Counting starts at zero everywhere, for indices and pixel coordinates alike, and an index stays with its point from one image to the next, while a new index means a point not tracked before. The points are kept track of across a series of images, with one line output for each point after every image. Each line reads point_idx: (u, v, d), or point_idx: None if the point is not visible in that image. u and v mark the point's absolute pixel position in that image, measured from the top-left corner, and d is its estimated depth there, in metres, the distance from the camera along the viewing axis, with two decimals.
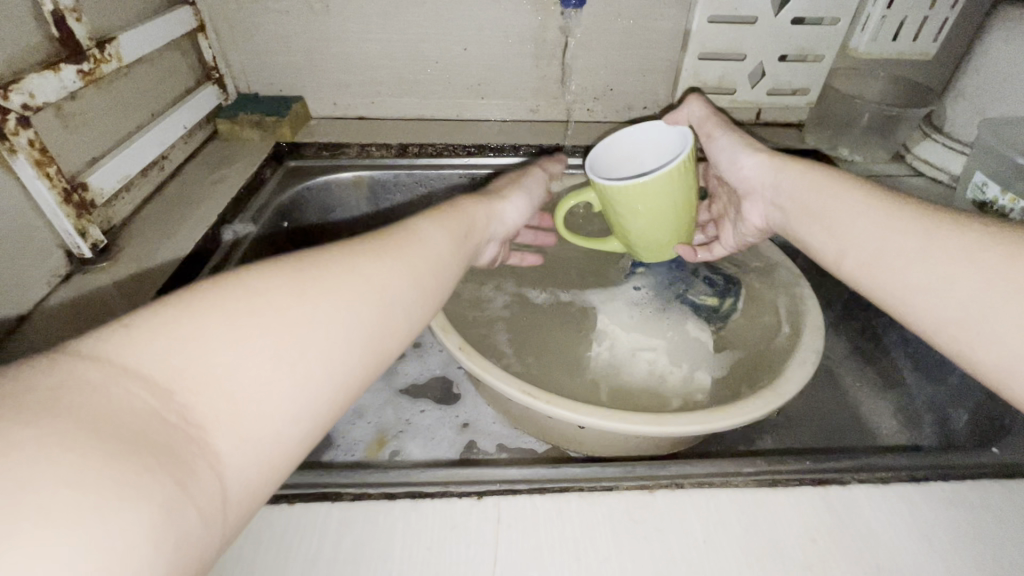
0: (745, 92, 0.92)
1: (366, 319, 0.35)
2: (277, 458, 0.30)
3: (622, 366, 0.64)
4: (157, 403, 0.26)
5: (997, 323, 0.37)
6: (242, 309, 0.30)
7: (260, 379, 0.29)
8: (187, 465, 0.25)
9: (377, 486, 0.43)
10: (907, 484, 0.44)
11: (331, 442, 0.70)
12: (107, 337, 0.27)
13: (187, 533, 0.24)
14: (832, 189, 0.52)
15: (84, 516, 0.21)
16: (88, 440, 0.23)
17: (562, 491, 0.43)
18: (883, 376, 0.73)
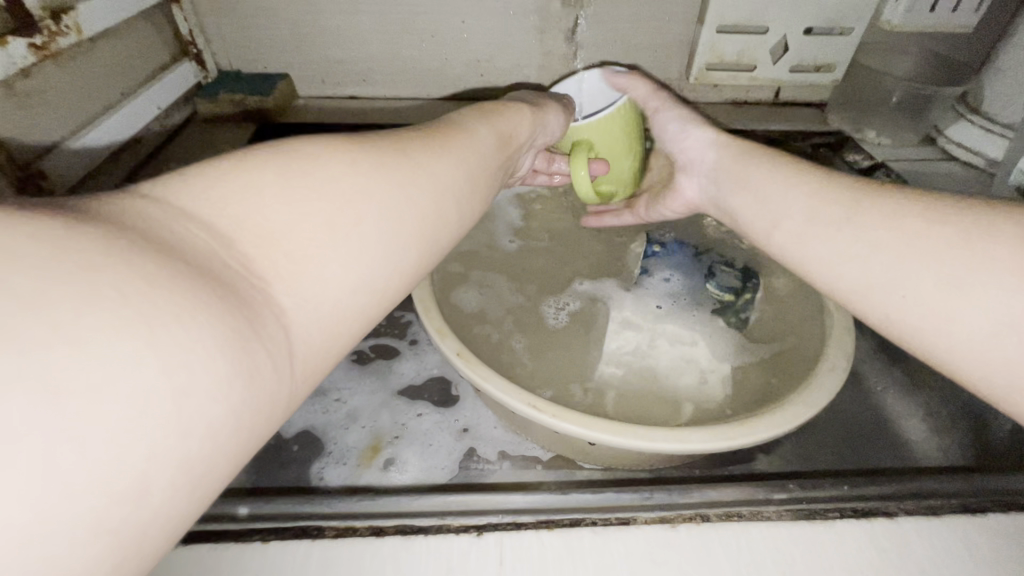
0: (766, 70, 0.85)
1: (420, 199, 0.32)
2: (340, 325, 0.28)
3: (643, 371, 0.58)
4: (216, 245, 0.24)
5: (919, 296, 0.36)
6: (295, 172, 0.28)
7: (319, 240, 0.27)
8: (252, 306, 0.24)
9: (364, 519, 0.39)
10: (960, 515, 0.39)
11: (321, 449, 0.65)
12: (161, 186, 0.25)
13: (258, 366, 0.23)
14: (767, 165, 0.50)
15: (156, 316, 0.20)
16: (157, 249, 0.22)
17: (572, 525, 0.38)
18: (913, 378, 0.67)
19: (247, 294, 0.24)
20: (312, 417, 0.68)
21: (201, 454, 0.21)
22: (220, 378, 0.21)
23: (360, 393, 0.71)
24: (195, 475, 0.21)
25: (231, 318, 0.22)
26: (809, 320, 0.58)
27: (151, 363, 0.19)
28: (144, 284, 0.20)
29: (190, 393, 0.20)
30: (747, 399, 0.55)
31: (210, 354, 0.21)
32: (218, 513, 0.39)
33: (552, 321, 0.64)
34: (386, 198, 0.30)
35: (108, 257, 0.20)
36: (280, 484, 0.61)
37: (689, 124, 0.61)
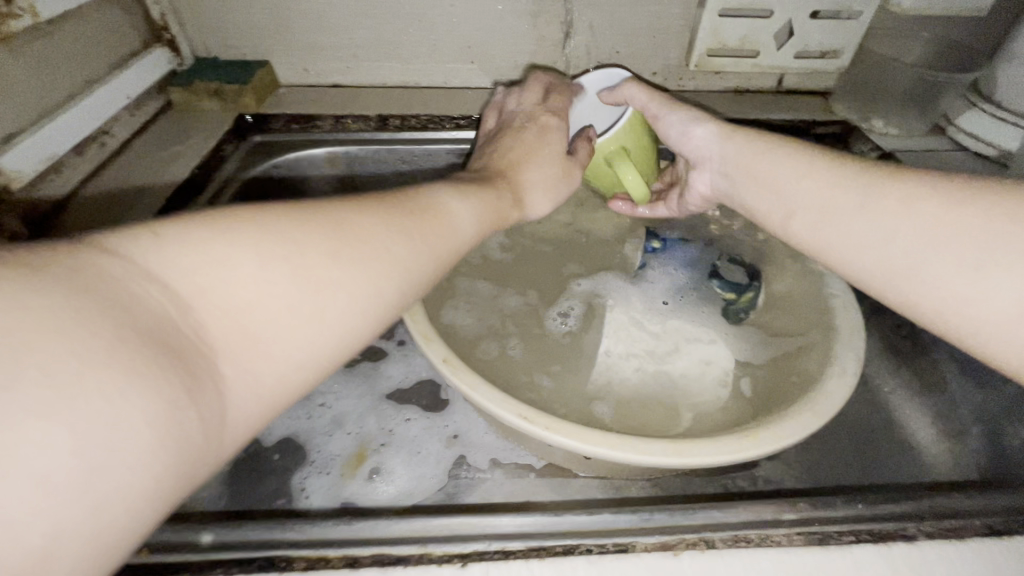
0: (769, 56, 0.80)
1: (389, 297, 0.32)
2: (277, 398, 0.29)
3: (661, 378, 0.55)
4: (173, 311, 0.25)
5: (937, 268, 0.36)
6: (273, 250, 0.28)
7: (275, 321, 0.28)
8: (195, 379, 0.24)
9: (337, 548, 0.36)
10: (984, 537, 0.37)
11: (304, 458, 0.58)
12: (134, 236, 0.25)
13: (186, 441, 0.23)
14: (779, 153, 0.49)
15: (84, 392, 0.20)
16: (100, 313, 0.22)
17: (566, 553, 0.35)
18: (922, 379, 0.62)
19: (194, 363, 0.24)
20: (295, 423, 0.61)
21: (117, 528, 0.21)
22: (142, 456, 0.21)
23: (346, 396, 0.63)
24: (106, 549, 0.21)
25: (166, 390, 0.23)
26: (812, 317, 0.55)
27: (68, 445, 0.20)
28: (77, 356, 0.20)
29: (109, 470, 0.21)
30: (752, 403, 0.52)
31: (134, 429, 0.21)
32: (180, 541, 0.36)
33: (555, 327, 0.61)
34: (355, 294, 0.30)
35: (43, 325, 0.20)
36: (258, 498, 0.55)
37: (695, 121, 0.57)
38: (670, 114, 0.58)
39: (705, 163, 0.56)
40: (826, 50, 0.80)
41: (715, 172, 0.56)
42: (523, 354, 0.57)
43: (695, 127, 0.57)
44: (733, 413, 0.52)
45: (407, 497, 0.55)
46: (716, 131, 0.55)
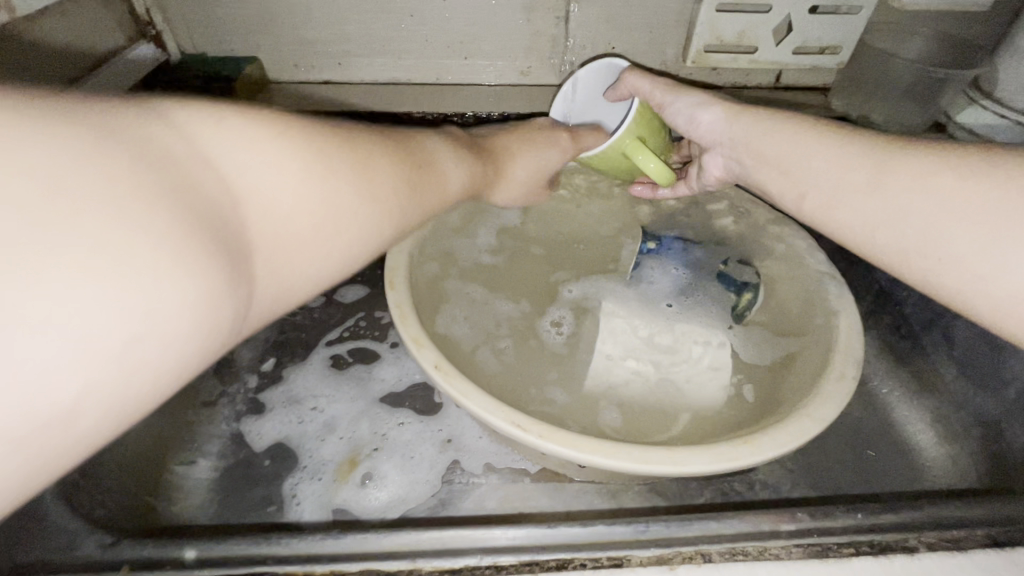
0: (767, 52, 0.79)
1: (387, 240, 0.34)
2: (286, 303, 0.29)
3: (666, 386, 0.54)
4: (225, 201, 0.24)
5: (957, 245, 0.35)
6: (313, 165, 0.29)
7: (302, 232, 0.28)
8: (235, 266, 0.24)
9: (325, 562, 0.35)
10: (987, 549, 0.36)
11: (294, 464, 0.56)
12: (192, 115, 0.25)
13: (220, 324, 0.23)
14: (787, 133, 0.48)
15: (139, 261, 0.20)
16: (161, 183, 0.21)
17: (559, 567, 0.34)
18: (920, 380, 0.62)
19: (237, 256, 0.24)
20: (286, 427, 0.59)
21: (137, 402, 0.21)
22: (180, 333, 0.21)
23: (339, 399, 0.61)
24: (124, 419, 0.21)
25: (212, 279, 0.22)
26: (810, 318, 0.54)
27: (116, 306, 0.19)
28: (135, 221, 0.20)
29: (146, 346, 0.20)
30: (749, 408, 0.51)
31: (176, 312, 0.21)
32: (162, 557, 0.35)
33: (550, 336, 0.60)
34: (367, 229, 0.32)
35: (109, 182, 0.20)
36: (246, 506, 0.53)
37: (703, 104, 0.56)
38: (676, 100, 0.57)
39: (716, 147, 0.55)
40: (826, 46, 0.78)
41: (726, 156, 0.55)
42: (518, 358, 0.57)
43: (701, 111, 0.56)
44: (730, 418, 0.51)
45: (399, 504, 0.54)
46: (722, 114, 0.54)
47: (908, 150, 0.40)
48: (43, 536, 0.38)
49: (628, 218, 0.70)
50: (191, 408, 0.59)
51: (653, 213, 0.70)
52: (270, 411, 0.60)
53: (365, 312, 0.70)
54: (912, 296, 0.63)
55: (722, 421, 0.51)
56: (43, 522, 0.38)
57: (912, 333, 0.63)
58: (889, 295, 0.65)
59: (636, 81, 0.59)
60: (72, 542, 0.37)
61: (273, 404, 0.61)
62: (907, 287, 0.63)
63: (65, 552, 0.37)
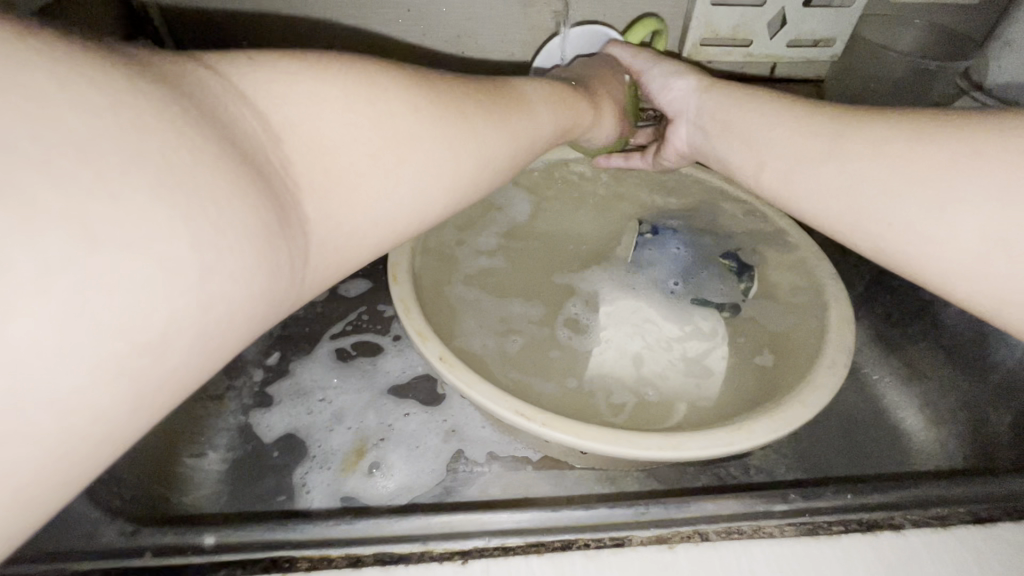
0: (761, 46, 0.77)
1: (452, 154, 0.33)
2: (349, 246, 0.30)
3: (696, 368, 0.57)
4: (265, 138, 0.26)
5: (903, 208, 0.37)
6: (344, 83, 0.29)
7: (354, 166, 0.29)
8: (284, 210, 0.26)
9: (341, 544, 0.36)
10: (969, 525, 0.38)
11: (304, 453, 0.58)
12: (226, 59, 0.27)
13: (277, 262, 0.25)
14: (750, 103, 0.50)
15: (202, 193, 0.21)
16: (209, 129, 0.23)
17: (565, 547, 0.36)
18: (911, 367, 0.63)
19: (282, 197, 0.26)
20: (295, 418, 0.60)
21: (211, 334, 0.23)
22: (244, 266, 0.23)
23: (346, 390, 0.63)
24: (198, 357, 0.23)
25: (263, 219, 0.24)
26: (804, 311, 0.55)
27: (188, 236, 0.21)
28: (192, 163, 0.21)
29: (214, 276, 0.22)
30: (747, 396, 0.52)
31: (237, 245, 0.23)
32: (182, 544, 0.37)
33: (562, 334, 0.60)
34: (435, 153, 0.32)
35: (164, 122, 0.21)
36: (253, 497, 0.55)
37: (676, 73, 0.59)
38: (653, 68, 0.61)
39: (684, 113, 0.57)
40: (819, 39, 0.76)
41: (693, 123, 0.57)
42: (535, 359, 0.57)
43: (674, 80, 0.59)
44: (723, 406, 0.52)
45: (405, 492, 0.55)
46: (695, 83, 0.57)
47: (867, 116, 0.41)
48: (66, 524, 0.39)
49: (624, 210, 0.71)
50: (200, 401, 0.60)
51: (649, 206, 0.71)
52: (278, 403, 0.62)
53: (366, 307, 0.71)
54: (903, 284, 0.64)
55: (715, 409, 0.53)
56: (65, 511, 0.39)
57: (902, 321, 0.64)
58: (880, 284, 0.67)
59: (618, 53, 0.64)
60: (94, 531, 0.39)
61: (280, 396, 0.62)
62: (898, 275, 0.65)
63: (86, 541, 0.38)
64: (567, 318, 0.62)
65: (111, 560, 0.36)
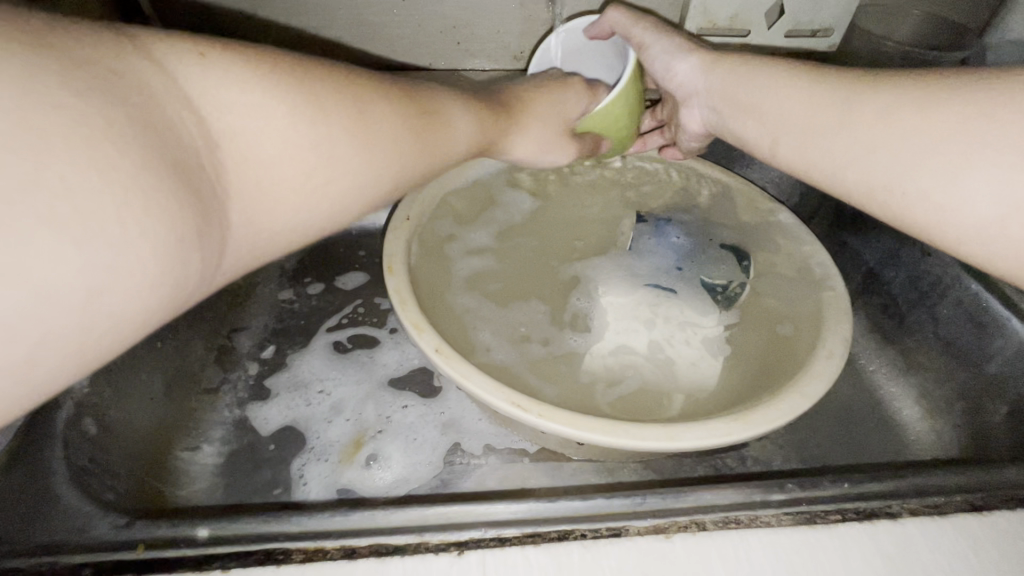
0: (759, 35, 0.75)
1: (380, 176, 0.35)
2: (265, 249, 0.31)
3: (717, 346, 0.58)
4: (200, 146, 0.26)
5: (922, 176, 0.37)
6: (292, 100, 0.30)
7: (284, 181, 0.30)
8: (206, 223, 0.26)
9: (335, 537, 0.36)
10: (966, 513, 0.38)
11: (301, 445, 0.58)
12: (180, 56, 0.27)
13: (185, 274, 0.25)
14: (761, 72, 0.50)
15: (110, 210, 0.21)
16: (134, 133, 0.23)
17: (561, 538, 0.36)
18: (907, 358, 0.63)
19: (208, 209, 0.26)
20: (293, 410, 0.60)
21: (107, 339, 0.23)
22: (148, 282, 0.23)
23: (344, 382, 0.62)
24: (93, 356, 0.24)
25: (179, 229, 0.24)
26: (800, 291, 0.56)
27: (84, 252, 0.21)
28: (97, 178, 0.21)
29: (112, 290, 0.22)
30: (743, 386, 0.52)
31: (142, 263, 0.23)
32: (175, 536, 0.36)
33: (571, 339, 0.60)
34: (361, 177, 0.33)
35: (81, 132, 0.21)
36: (252, 488, 0.54)
37: (679, 53, 0.57)
38: (655, 45, 0.59)
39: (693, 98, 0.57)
40: (817, 28, 0.74)
41: (705, 105, 0.56)
42: (527, 356, 0.57)
43: (677, 60, 0.58)
44: (720, 398, 0.53)
45: (403, 484, 0.55)
46: (699, 63, 0.56)
47: (876, 83, 0.41)
48: (58, 519, 0.38)
49: (621, 202, 0.71)
50: (195, 393, 0.59)
51: (646, 198, 0.71)
52: (275, 396, 0.61)
53: (362, 300, 0.71)
54: (902, 274, 0.64)
55: (712, 401, 0.53)
56: (55, 504, 0.39)
57: (899, 312, 0.64)
58: (877, 276, 0.67)
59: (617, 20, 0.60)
60: (84, 523, 0.38)
61: (278, 389, 0.62)
62: (895, 267, 0.65)
63: (77, 534, 0.37)
64: (574, 311, 0.62)
65: (105, 552, 0.36)
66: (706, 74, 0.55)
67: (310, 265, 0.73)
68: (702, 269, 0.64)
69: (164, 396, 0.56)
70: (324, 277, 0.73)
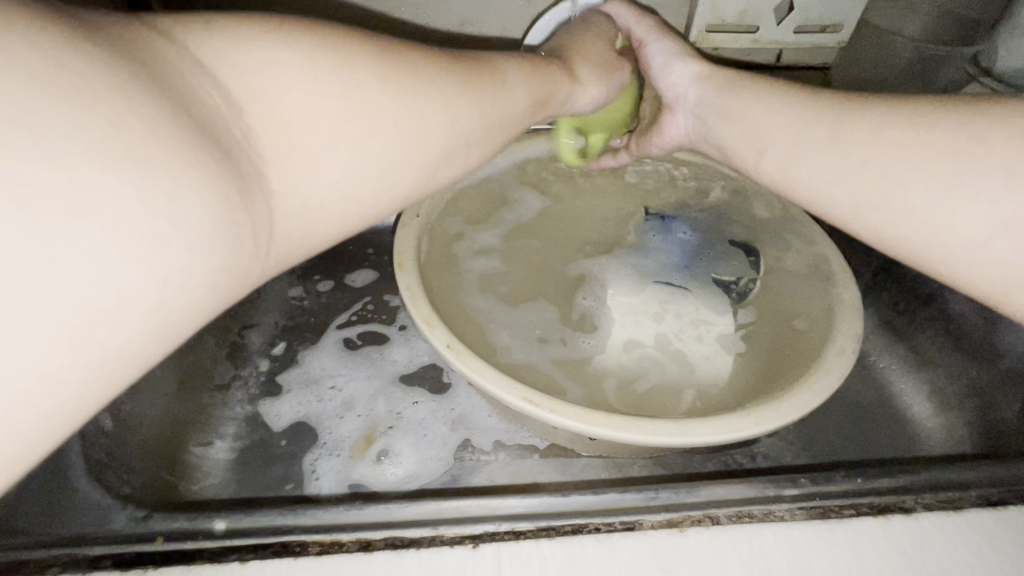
0: (768, 32, 0.74)
1: (426, 127, 0.34)
2: (316, 220, 0.31)
3: (729, 341, 0.58)
4: (225, 108, 0.26)
5: (911, 188, 0.37)
6: (321, 54, 0.29)
7: (323, 134, 0.29)
8: (245, 184, 0.26)
9: (349, 530, 0.36)
10: (980, 508, 0.38)
11: (313, 440, 0.58)
12: (188, 28, 0.27)
13: (237, 233, 0.25)
14: (745, 91, 0.51)
15: (158, 165, 0.21)
16: (163, 94, 0.23)
17: (574, 532, 0.36)
18: (917, 354, 0.63)
19: (245, 171, 0.26)
20: (306, 406, 0.60)
21: (171, 310, 0.23)
22: (204, 239, 0.23)
23: (355, 378, 0.63)
24: (161, 332, 0.23)
25: (224, 186, 0.24)
26: (812, 286, 0.55)
27: (136, 206, 0.21)
28: (141, 132, 0.21)
29: (173, 247, 0.22)
30: (752, 382, 0.53)
31: (196, 219, 0.22)
32: (194, 529, 0.37)
33: (584, 342, 0.60)
34: (404, 128, 0.32)
35: (119, 94, 0.21)
36: (265, 483, 0.55)
37: (679, 57, 0.57)
38: (655, 45, 0.58)
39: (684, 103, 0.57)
40: (826, 25, 0.74)
41: (694, 113, 0.56)
42: (536, 359, 0.57)
43: (676, 64, 0.57)
44: (729, 394, 0.53)
45: (414, 479, 0.55)
46: (696, 70, 0.56)
47: (864, 104, 0.42)
48: (79, 511, 0.39)
49: (629, 199, 0.71)
50: (207, 390, 0.60)
51: (653, 195, 0.71)
52: (287, 391, 0.62)
53: (371, 296, 0.71)
54: (912, 270, 0.63)
55: (721, 398, 0.53)
56: (76, 497, 0.40)
57: (909, 308, 0.64)
58: (886, 272, 0.66)
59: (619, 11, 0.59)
60: (104, 516, 0.39)
61: (290, 385, 0.62)
62: (905, 263, 0.64)
63: (98, 526, 0.38)
64: (581, 311, 0.62)
65: (126, 544, 0.36)
66: (701, 83, 0.55)
67: (318, 263, 0.74)
68: (710, 266, 0.64)
69: (177, 394, 0.56)
70: (332, 274, 0.73)
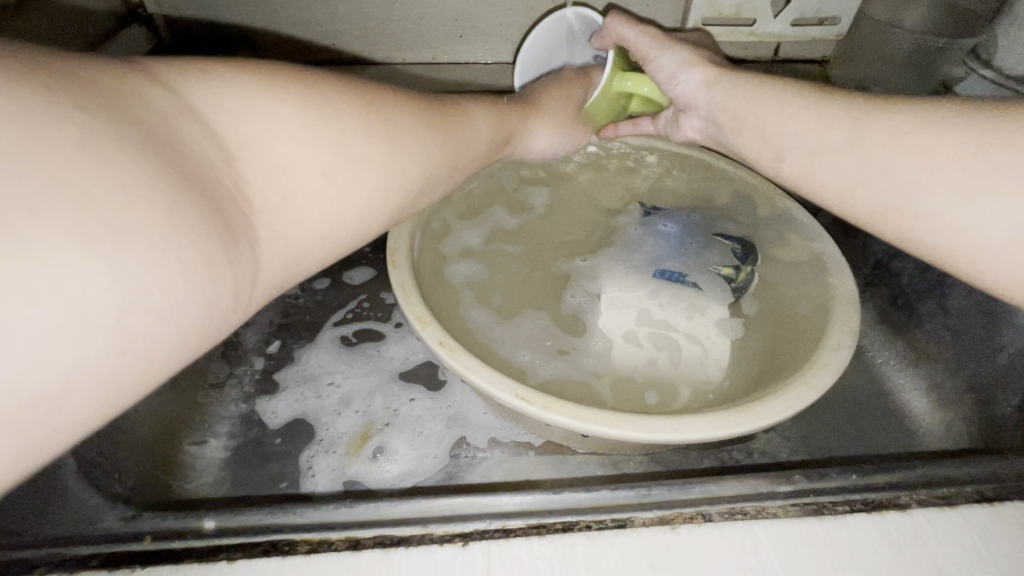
0: (765, 25, 0.74)
1: (403, 169, 0.35)
2: (296, 265, 0.31)
3: (729, 326, 0.58)
4: (216, 157, 0.26)
5: (929, 202, 0.37)
6: (304, 105, 0.30)
7: (311, 187, 0.30)
8: (233, 236, 0.26)
9: (339, 529, 0.36)
10: (976, 504, 0.38)
11: (309, 437, 0.58)
12: (184, 74, 0.27)
13: (217, 292, 0.25)
14: (758, 89, 0.49)
15: (135, 226, 0.21)
16: (149, 150, 0.23)
17: (565, 530, 0.36)
18: (917, 350, 0.62)
19: (232, 218, 0.26)
20: (303, 403, 0.60)
21: (138, 368, 0.23)
22: (180, 297, 0.23)
23: (353, 374, 0.63)
24: (119, 396, 0.23)
25: (202, 242, 0.24)
26: (808, 278, 0.55)
27: (105, 274, 0.20)
28: (120, 190, 0.21)
29: (139, 311, 0.22)
30: (751, 377, 0.52)
31: (172, 280, 0.22)
32: (182, 528, 0.37)
33: (593, 343, 0.58)
34: (383, 173, 0.34)
35: (93, 151, 0.21)
36: (257, 482, 0.54)
37: (684, 64, 0.55)
38: (662, 56, 0.57)
39: (694, 109, 0.56)
40: (824, 17, 0.74)
41: (703, 119, 0.55)
42: (557, 368, 0.56)
43: (682, 72, 0.55)
44: (728, 390, 0.53)
45: (408, 477, 0.55)
46: (702, 77, 0.54)
47: (880, 106, 0.41)
48: (67, 509, 0.39)
49: (626, 196, 0.71)
50: (202, 387, 0.60)
51: (651, 191, 0.71)
52: (284, 389, 0.61)
53: (367, 294, 0.71)
54: (910, 265, 0.63)
55: (719, 396, 0.53)
56: (66, 495, 0.40)
57: (908, 303, 0.64)
58: (886, 267, 0.66)
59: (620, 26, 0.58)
60: (94, 515, 0.38)
61: (286, 383, 0.62)
62: (903, 258, 0.64)
63: (86, 524, 0.38)
64: (571, 309, 0.62)
65: (112, 544, 0.36)
66: (708, 87, 0.53)
67: None
68: (707, 259, 0.63)
69: (172, 394, 0.56)
70: (331, 272, 0.73)
